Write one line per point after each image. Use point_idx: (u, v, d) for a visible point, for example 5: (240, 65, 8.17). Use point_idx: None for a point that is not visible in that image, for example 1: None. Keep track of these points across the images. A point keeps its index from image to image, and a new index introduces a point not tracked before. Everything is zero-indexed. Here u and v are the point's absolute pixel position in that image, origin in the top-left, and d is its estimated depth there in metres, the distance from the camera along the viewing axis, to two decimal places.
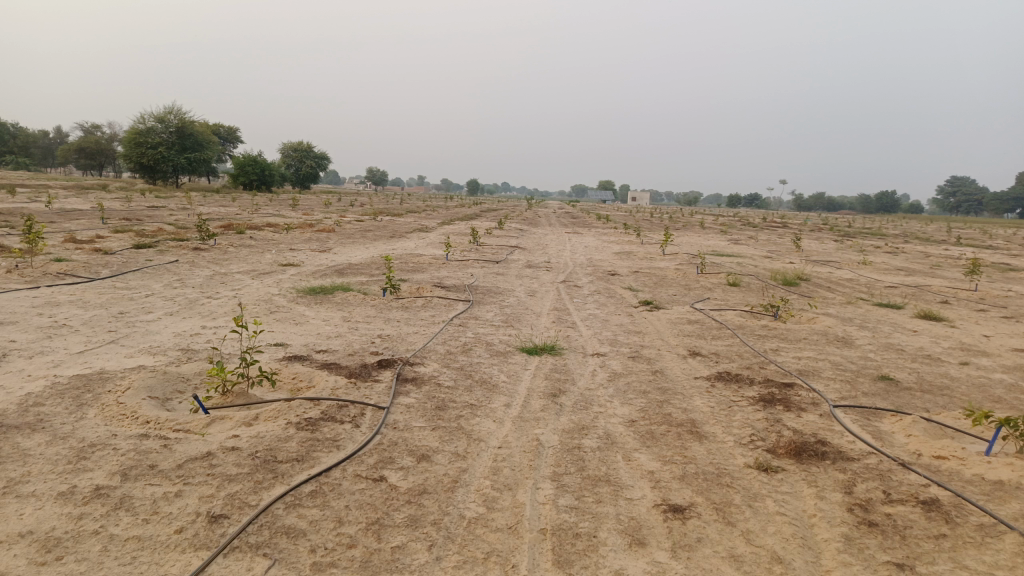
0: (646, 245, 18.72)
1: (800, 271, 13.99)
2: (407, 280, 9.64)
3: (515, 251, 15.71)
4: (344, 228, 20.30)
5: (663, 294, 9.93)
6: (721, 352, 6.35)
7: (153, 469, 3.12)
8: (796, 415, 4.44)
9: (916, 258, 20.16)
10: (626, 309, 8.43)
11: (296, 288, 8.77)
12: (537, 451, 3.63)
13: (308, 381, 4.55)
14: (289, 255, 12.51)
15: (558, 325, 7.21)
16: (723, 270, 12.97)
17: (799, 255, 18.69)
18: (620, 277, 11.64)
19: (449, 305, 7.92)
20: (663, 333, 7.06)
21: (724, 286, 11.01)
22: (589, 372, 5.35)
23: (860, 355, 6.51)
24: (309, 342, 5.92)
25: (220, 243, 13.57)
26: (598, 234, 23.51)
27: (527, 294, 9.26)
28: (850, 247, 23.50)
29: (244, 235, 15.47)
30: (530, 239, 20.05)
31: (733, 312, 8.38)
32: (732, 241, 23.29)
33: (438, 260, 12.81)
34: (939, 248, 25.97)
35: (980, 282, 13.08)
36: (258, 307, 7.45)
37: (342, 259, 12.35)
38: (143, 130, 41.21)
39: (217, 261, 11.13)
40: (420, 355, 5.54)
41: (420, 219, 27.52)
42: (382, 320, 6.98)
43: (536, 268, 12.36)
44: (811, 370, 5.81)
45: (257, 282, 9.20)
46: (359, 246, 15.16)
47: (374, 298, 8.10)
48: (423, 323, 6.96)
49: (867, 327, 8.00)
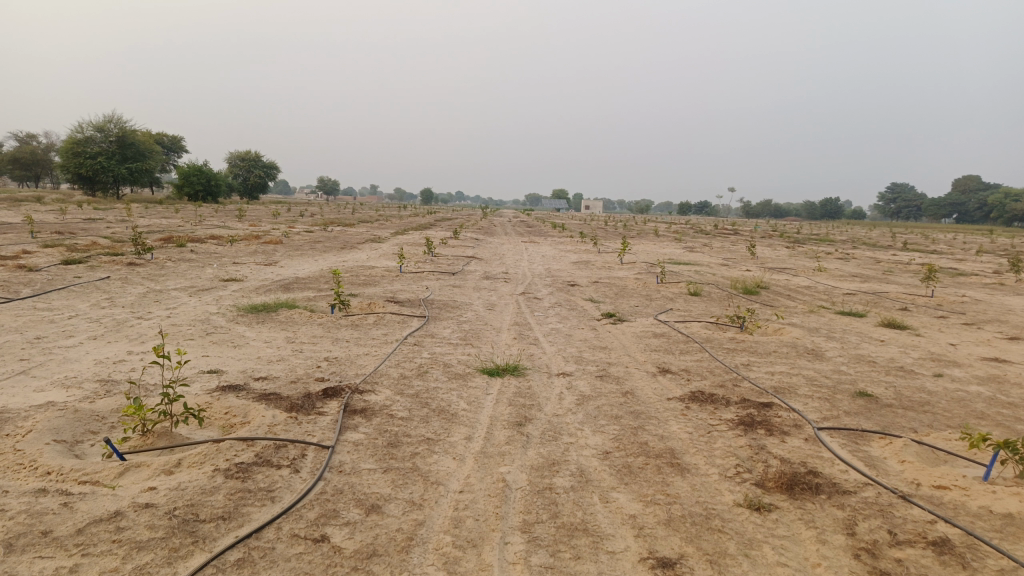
0: (604, 254, 18.50)
1: (759, 279, 13.88)
2: (358, 295, 9.13)
3: (471, 262, 15.29)
4: (293, 239, 19.59)
5: (626, 305, 9.62)
6: (692, 368, 6.02)
7: (45, 537, 2.58)
8: (780, 441, 4.11)
9: (867, 264, 20.40)
10: (589, 322, 8.08)
11: (238, 305, 8.18)
12: (503, 495, 3.20)
13: (242, 417, 4.04)
14: (232, 269, 11.85)
15: (520, 341, 6.80)
16: (683, 279, 12.76)
17: (755, 262, 18.70)
18: (580, 288, 11.31)
19: (403, 322, 7.45)
20: (630, 348, 6.71)
21: (686, 296, 10.76)
22: (556, 395, 4.96)
23: (834, 368, 6.26)
24: (247, 368, 5.38)
25: (159, 257, 12.82)
26: (554, 243, 23.23)
27: (485, 308, 8.85)
28: (803, 254, 23.71)
29: (185, 248, 14.70)
30: (486, 248, 19.67)
31: (699, 323, 8.10)
32: (688, 249, 23.28)
33: (391, 272, 12.30)
34: (887, 254, 26.46)
35: (935, 288, 13.15)
36: (193, 328, 6.85)
37: (289, 273, 11.76)
38: (81, 139, 39.58)
39: (153, 277, 10.42)
40: (371, 381, 5.06)
41: (373, 229, 26.86)
42: (329, 340, 6.47)
43: (493, 280, 11.96)
44: (787, 387, 5.51)
45: (194, 300, 8.57)
46: (308, 258, 14.56)
47: (322, 316, 7.58)
48: (374, 342, 6.47)
49: (835, 337, 7.80)
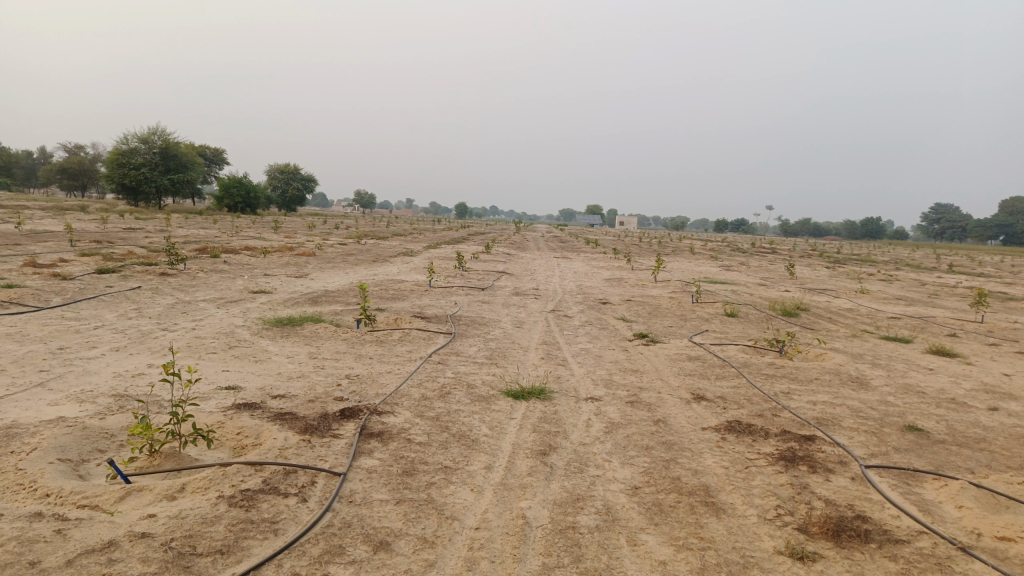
0: (638, 271, 18.20)
1: (798, 300, 13.45)
2: (385, 310, 9.00)
3: (502, 277, 15.12)
4: (326, 251, 19.66)
5: (659, 326, 9.32)
6: (728, 395, 5.73)
7: (32, 569, 2.42)
8: (824, 479, 3.81)
9: (911, 287, 19.73)
10: (621, 343, 7.81)
11: (264, 318, 8.10)
12: (522, 535, 2.97)
13: (254, 438, 3.88)
14: (262, 281, 11.83)
15: (548, 362, 6.57)
16: (719, 299, 12.41)
17: (793, 282, 18.23)
18: (612, 307, 11.04)
19: (428, 339, 7.27)
20: (663, 372, 6.44)
21: (722, 317, 10.43)
22: (583, 422, 4.71)
23: (880, 399, 5.91)
24: (265, 385, 5.24)
25: (192, 268, 12.88)
26: (587, 259, 22.95)
27: (513, 325, 8.63)
28: (843, 275, 23.05)
29: (218, 259, 14.79)
30: (518, 264, 19.52)
31: (735, 346, 7.78)
32: (724, 267, 22.85)
33: (420, 287, 12.16)
34: (931, 276, 25.66)
35: (984, 314, 12.59)
36: (216, 341, 6.76)
37: (318, 286, 11.70)
38: (126, 151, 40.52)
39: (184, 288, 10.44)
40: (391, 402, 4.88)
41: (406, 243, 26.83)
42: (352, 357, 6.32)
43: (523, 296, 11.76)
44: (831, 419, 5.19)
45: (221, 312, 8.51)
46: (339, 271, 14.54)
47: (347, 331, 7.44)
48: (398, 360, 6.30)
49: (880, 365, 7.41)
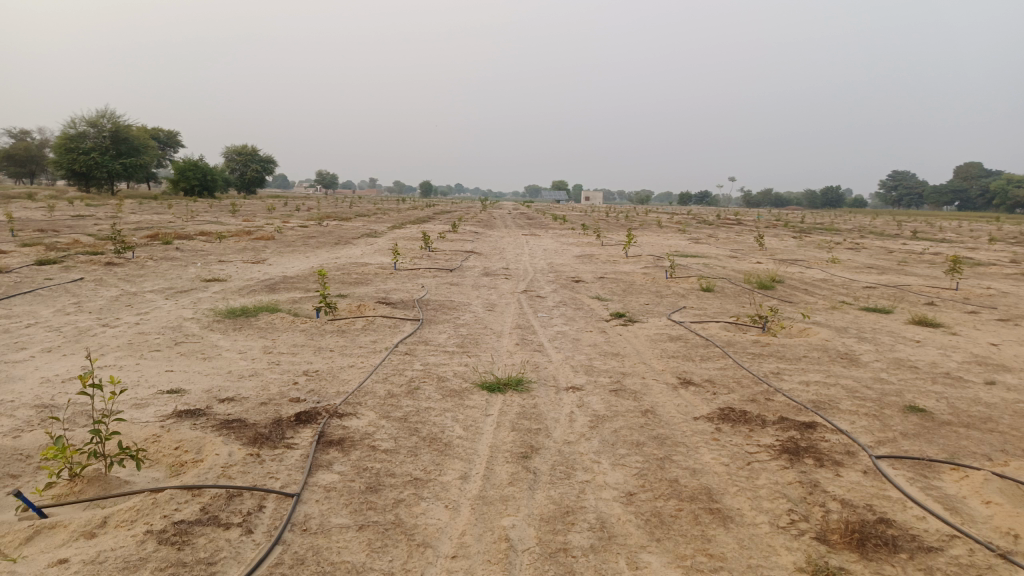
0: (608, 247, 17.86)
1: (772, 272, 13.20)
2: (347, 296, 8.48)
3: (469, 257, 14.65)
4: (286, 235, 18.92)
5: (636, 304, 8.95)
6: (716, 378, 5.37)
7: None
8: (834, 475, 3.46)
9: (879, 254, 19.72)
10: (598, 324, 7.41)
11: (215, 309, 7.52)
12: (506, 563, 2.55)
13: (195, 454, 3.40)
14: (216, 268, 11.18)
15: (523, 348, 6.14)
16: (693, 274, 12.10)
17: (764, 253, 18.06)
18: (585, 285, 10.63)
19: (394, 327, 6.79)
20: (646, 355, 6.06)
21: (698, 292, 10.10)
22: (566, 416, 4.30)
23: (874, 377, 5.60)
24: (212, 387, 4.72)
25: (141, 256, 12.15)
26: (555, 235, 22.53)
27: (484, 308, 8.18)
28: (811, 244, 22.96)
29: (170, 246, 14.03)
30: (486, 242, 19.04)
31: (717, 324, 7.44)
32: (693, 240, 22.67)
33: (384, 270, 11.61)
34: (897, 243, 25.80)
35: (957, 280, 12.47)
36: (161, 337, 6.20)
37: (276, 271, 11.11)
38: (74, 135, 38.92)
39: (130, 279, 9.76)
40: (353, 402, 4.41)
41: (370, 224, 26.10)
42: (311, 350, 5.82)
43: (493, 276, 11.31)
44: (827, 402, 4.86)
45: (169, 304, 7.91)
46: (299, 255, 13.92)
47: (306, 320, 6.92)
48: (361, 352, 5.82)
49: (867, 339, 7.13)
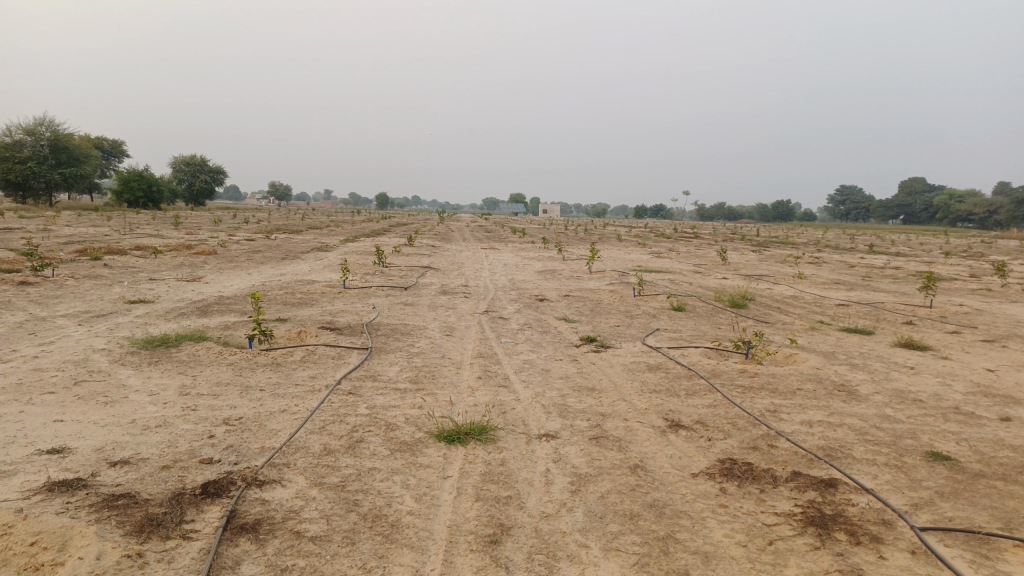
0: (570, 261, 17.27)
1: (742, 288, 12.73)
2: (288, 321, 7.60)
3: (426, 273, 13.84)
4: (230, 249, 17.84)
5: (606, 326, 8.25)
6: (708, 419, 4.70)
7: None
8: (878, 559, 2.78)
9: (843, 269, 19.51)
10: (567, 352, 6.69)
11: (132, 338, 6.56)
12: None
13: (55, 553, 2.54)
14: (146, 288, 10.15)
15: (486, 384, 5.39)
16: (662, 291, 11.52)
17: (729, 268, 17.69)
18: (550, 304, 9.93)
19: (339, 359, 5.97)
20: (625, 390, 5.35)
21: (670, 312, 9.49)
22: (541, 476, 3.56)
23: (879, 414, 4.99)
24: (105, 444, 3.84)
25: (61, 274, 11.00)
26: (513, 250, 21.85)
27: (441, 334, 7.39)
28: (772, 258, 22.71)
29: (98, 262, 12.88)
30: (443, 256, 18.25)
31: (697, 350, 6.80)
32: (655, 254, 22.28)
33: (333, 288, 10.74)
34: (855, 257, 25.85)
35: (930, 297, 12.15)
36: (58, 374, 5.25)
37: (213, 291, 10.15)
38: (10, 143, 36.96)
39: (43, 300, 8.69)
40: (280, 463, 3.59)
41: (320, 237, 25.01)
42: (239, 389, 4.96)
43: (451, 295, 10.54)
44: (838, 449, 4.21)
45: (81, 332, 6.92)
46: (242, 272, 12.94)
47: (236, 352, 6.03)
48: (298, 391, 4.99)
49: (859, 366, 6.57)
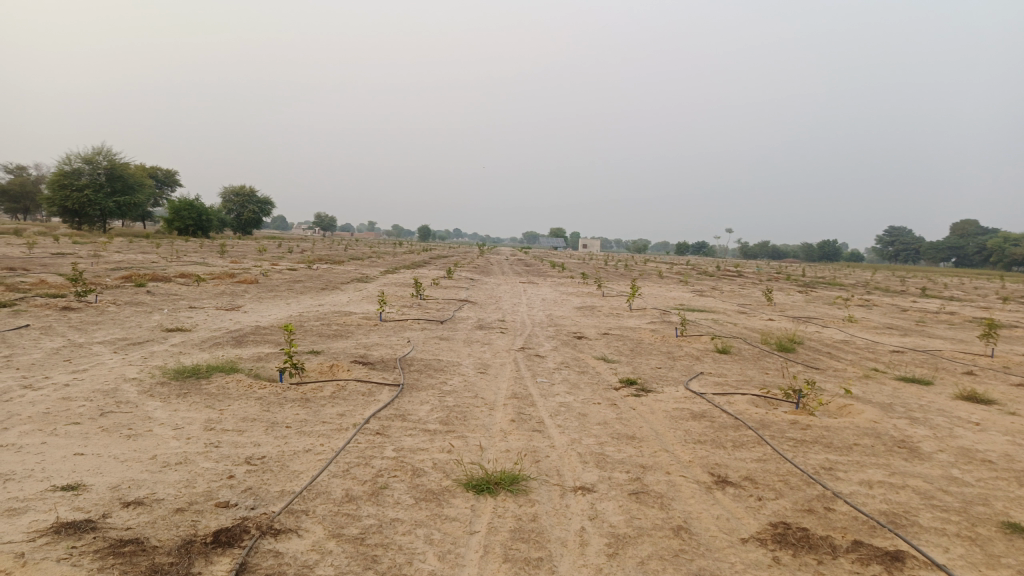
0: (610, 298, 16.97)
1: (788, 331, 12.28)
2: (320, 354, 7.47)
3: (463, 307, 13.69)
4: (271, 278, 17.99)
5: (647, 368, 7.94)
6: (757, 475, 4.37)
7: None
8: None
9: (894, 313, 18.80)
10: (606, 395, 6.41)
11: (164, 368, 6.49)
12: None
13: None
14: (185, 316, 10.18)
15: (519, 428, 5.14)
16: (705, 331, 11.15)
17: (774, 309, 17.18)
18: (588, 342, 9.66)
19: (369, 396, 5.79)
20: (666, 440, 5.05)
21: (714, 355, 9.14)
22: (575, 536, 3.29)
23: (946, 476, 4.60)
24: (122, 482, 3.68)
25: (104, 300, 11.13)
26: (552, 285, 21.62)
27: (475, 371, 7.17)
28: (819, 300, 22.03)
29: (141, 289, 13.04)
30: (482, 290, 18.12)
31: (744, 397, 6.45)
32: (698, 292, 21.83)
33: (369, 320, 10.64)
34: (906, 300, 24.98)
35: (990, 346, 11.53)
36: (86, 404, 5.16)
37: (250, 321, 10.13)
38: (69, 172, 38.32)
39: (83, 326, 8.74)
40: (299, 510, 3.39)
41: (360, 268, 25.18)
42: (264, 426, 4.80)
43: (488, 331, 10.34)
44: (903, 515, 3.84)
45: (115, 360, 6.88)
46: (281, 302, 12.95)
47: (265, 385, 5.90)
48: (325, 430, 4.81)
49: (919, 419, 6.14)
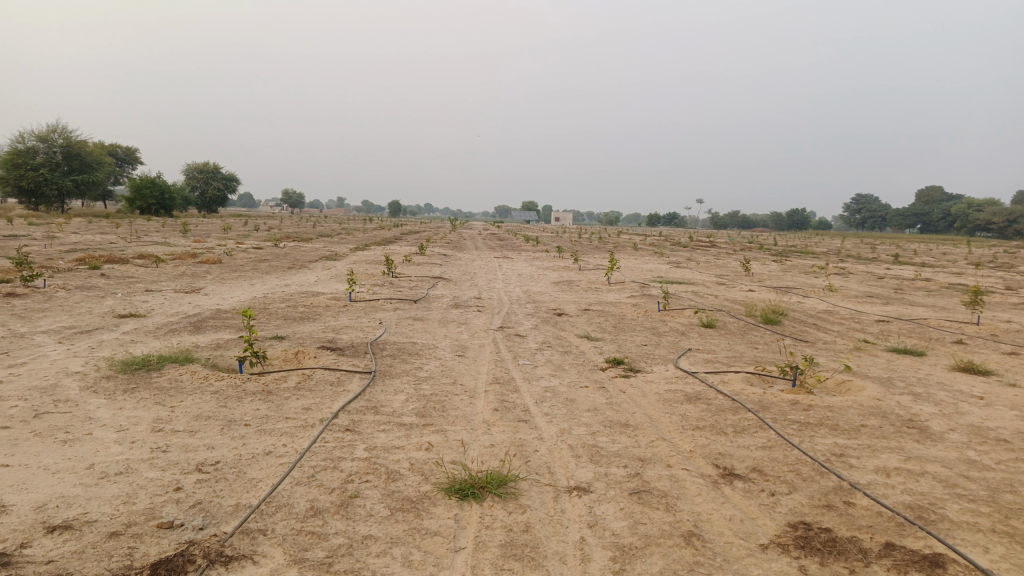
0: (587, 272, 16.60)
1: (771, 302, 12.01)
2: (285, 339, 6.96)
3: (437, 284, 13.21)
4: (236, 258, 17.28)
5: (632, 347, 7.55)
6: (766, 466, 4.00)
7: None
8: None
9: (872, 281, 18.71)
10: (593, 377, 6.01)
11: (112, 360, 5.92)
12: None
13: None
14: (141, 300, 9.55)
15: (503, 417, 4.72)
16: (687, 304, 10.83)
17: (753, 280, 16.96)
18: (569, 319, 9.25)
19: (338, 386, 5.31)
20: (663, 427, 4.67)
21: (699, 330, 8.80)
22: (575, 550, 2.88)
23: (963, 459, 4.28)
24: (48, 499, 3.17)
25: (53, 284, 10.41)
26: (528, 259, 21.15)
27: (452, 354, 6.72)
28: (796, 269, 21.86)
29: (95, 272, 12.32)
30: (456, 266, 17.64)
31: (738, 376, 6.09)
32: (674, 264, 21.61)
33: (339, 301, 10.12)
34: (880, 268, 25.01)
35: (974, 313, 11.37)
36: (18, 405, 4.61)
37: (211, 304, 9.55)
38: (23, 150, 36.75)
39: (27, 314, 8.09)
40: (257, 529, 2.93)
41: (330, 245, 24.49)
42: (220, 425, 4.31)
43: (464, 309, 9.89)
44: (930, 508, 3.49)
45: (58, 351, 6.30)
46: (245, 283, 12.34)
47: (223, 377, 5.40)
48: (289, 427, 4.34)
49: (922, 395, 5.84)
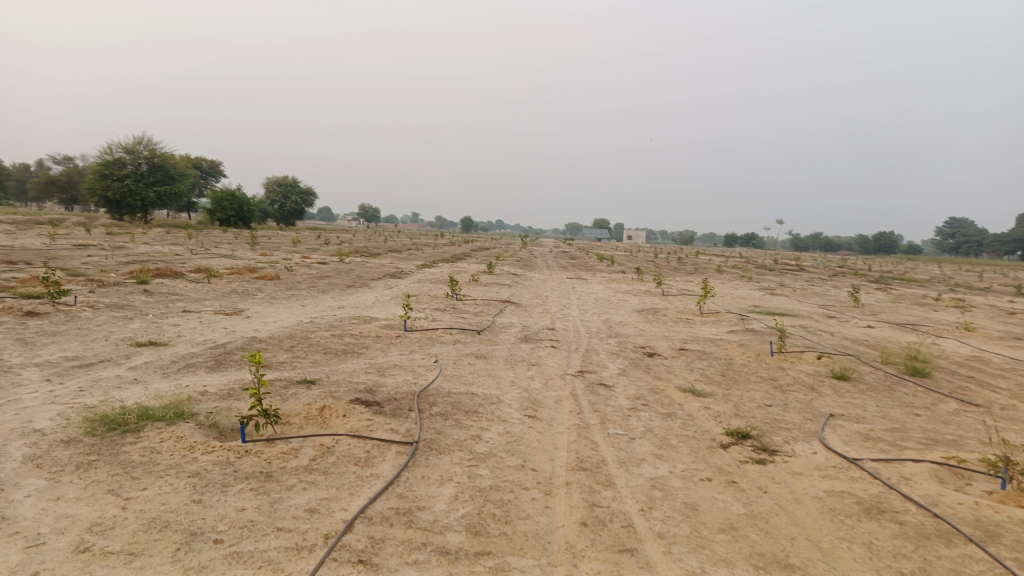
0: (674, 299, 14.81)
1: (901, 343, 9.98)
2: (314, 385, 5.57)
3: (505, 309, 11.71)
4: (295, 274, 16.22)
5: (753, 407, 5.83)
6: None
7: None
8: None
9: (1004, 317, 16.20)
10: (717, 461, 4.35)
11: (87, 412, 4.61)
12: None
13: None
14: (171, 325, 8.36)
15: (599, 541, 3.14)
16: (803, 346, 8.96)
17: (865, 312, 14.81)
18: (665, 363, 7.58)
19: (365, 469, 3.85)
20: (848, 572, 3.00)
21: (831, 384, 6.96)
22: None
23: None
24: None
25: (84, 302, 9.36)
26: (603, 281, 19.40)
27: (521, 414, 5.17)
28: (908, 300, 19.43)
29: (138, 288, 11.32)
30: (528, 288, 16.14)
31: (921, 469, 4.34)
32: (768, 291, 19.54)
33: (392, 331, 8.73)
34: (1004, 300, 22.12)
35: None
36: None
37: (247, 330, 8.29)
38: (110, 162, 37.35)
39: (33, 339, 6.97)
40: None
41: (397, 262, 23.46)
42: (176, 546, 2.88)
43: (536, 345, 8.34)
44: None
45: (34, 395, 5.05)
46: (297, 304, 11.12)
47: (217, 447, 4.03)
48: (275, 553, 2.87)
49: None
